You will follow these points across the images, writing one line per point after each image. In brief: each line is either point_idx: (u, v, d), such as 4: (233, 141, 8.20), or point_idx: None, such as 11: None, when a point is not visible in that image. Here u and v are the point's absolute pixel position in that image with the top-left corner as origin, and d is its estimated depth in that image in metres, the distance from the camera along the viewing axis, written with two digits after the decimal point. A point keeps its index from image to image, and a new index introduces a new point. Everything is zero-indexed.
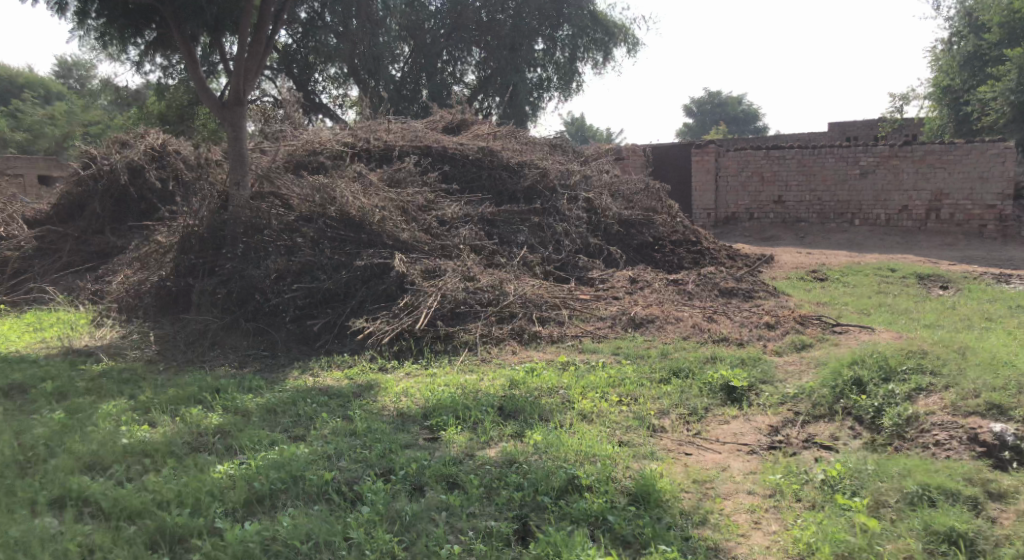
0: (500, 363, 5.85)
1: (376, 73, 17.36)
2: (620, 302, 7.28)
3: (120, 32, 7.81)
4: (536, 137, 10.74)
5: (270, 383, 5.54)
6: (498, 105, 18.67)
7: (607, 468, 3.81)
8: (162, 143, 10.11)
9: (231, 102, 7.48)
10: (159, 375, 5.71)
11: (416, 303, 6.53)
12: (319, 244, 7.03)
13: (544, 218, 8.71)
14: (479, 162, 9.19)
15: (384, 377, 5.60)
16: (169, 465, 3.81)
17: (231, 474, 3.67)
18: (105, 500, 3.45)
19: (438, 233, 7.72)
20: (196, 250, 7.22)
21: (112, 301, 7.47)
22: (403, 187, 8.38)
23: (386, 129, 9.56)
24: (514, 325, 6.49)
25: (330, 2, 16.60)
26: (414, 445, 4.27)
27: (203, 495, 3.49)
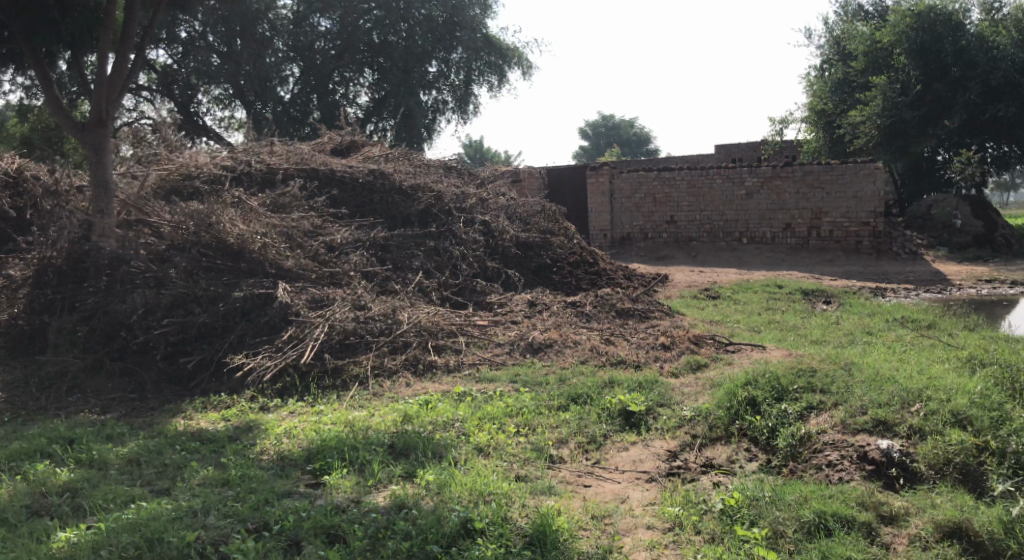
0: (392, 397, 5.56)
1: (263, 95, 16.77)
2: (518, 327, 7.13)
3: None
4: (430, 159, 10.53)
5: (135, 430, 5.04)
6: (393, 128, 18.36)
7: (502, 510, 3.60)
8: (17, 168, 9.34)
9: (92, 124, 6.99)
10: (4, 428, 5.11)
11: (301, 336, 6.17)
12: (194, 275, 6.56)
13: (439, 242, 8.49)
14: (371, 186, 8.89)
15: (265, 417, 5.20)
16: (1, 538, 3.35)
17: (76, 542, 3.25)
18: None
19: (327, 260, 7.36)
20: (54, 285, 6.63)
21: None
22: (289, 212, 7.98)
23: (270, 152, 9.13)
24: (407, 356, 6.21)
25: (212, 21, 16.06)
26: (294, 493, 3.93)
27: None
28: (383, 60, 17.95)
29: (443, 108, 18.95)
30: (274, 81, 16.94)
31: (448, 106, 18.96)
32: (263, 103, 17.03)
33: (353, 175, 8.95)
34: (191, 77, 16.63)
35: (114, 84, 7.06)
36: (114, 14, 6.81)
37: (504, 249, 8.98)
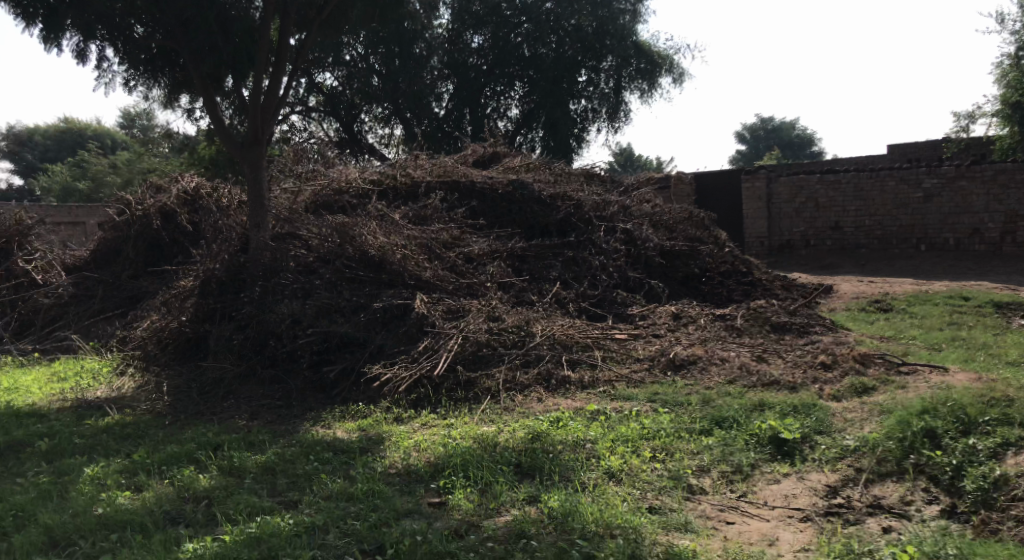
0: (524, 413, 5.35)
1: (417, 110, 17.39)
2: (660, 341, 6.71)
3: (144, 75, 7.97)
4: (572, 167, 10.33)
5: (276, 437, 5.17)
6: (542, 138, 18.27)
7: (629, 548, 3.31)
8: (195, 186, 10.26)
9: (250, 142, 7.48)
10: (164, 430, 5.42)
11: (436, 347, 6.14)
12: (337, 286, 6.74)
13: (579, 252, 8.25)
14: (510, 196, 8.81)
15: (397, 429, 5.17)
16: (136, 543, 3.45)
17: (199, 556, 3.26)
18: None
19: (464, 271, 7.34)
20: (216, 295, 7.05)
21: (133, 348, 7.33)
22: (429, 224, 8.06)
23: (414, 165, 9.33)
24: (541, 369, 6.00)
25: (373, 43, 16.79)
26: (415, 513, 3.81)
27: None
28: (533, 71, 17.89)
29: (593, 118, 18.61)
30: (427, 97, 17.59)
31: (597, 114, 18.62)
32: (419, 119, 17.68)
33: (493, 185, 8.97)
34: (353, 96, 17.48)
35: (269, 105, 7.49)
36: (267, 34, 7.28)
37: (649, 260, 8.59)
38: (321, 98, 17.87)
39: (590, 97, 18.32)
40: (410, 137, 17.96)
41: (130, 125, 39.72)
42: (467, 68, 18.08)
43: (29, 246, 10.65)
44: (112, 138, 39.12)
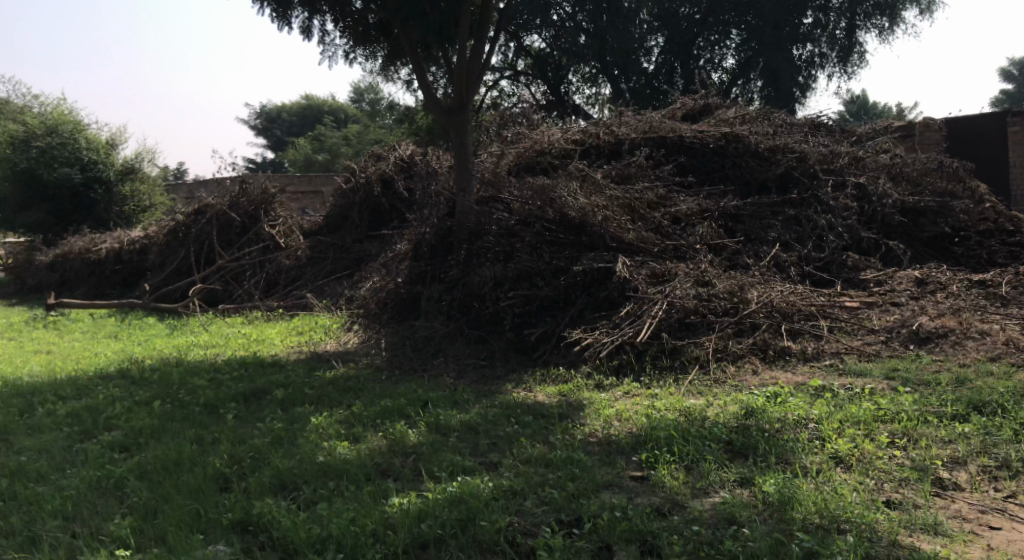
0: (736, 386, 4.95)
1: (625, 68, 16.83)
2: (901, 310, 5.90)
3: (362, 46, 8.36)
4: (796, 117, 9.42)
5: (481, 397, 5.23)
6: (761, 88, 17.06)
7: (860, 545, 2.90)
8: (411, 153, 10.81)
9: (456, 107, 7.60)
10: (381, 384, 5.71)
11: (639, 312, 5.88)
12: (538, 250, 6.66)
13: (801, 210, 7.50)
14: (723, 150, 8.21)
15: (599, 397, 5.00)
16: (351, 493, 3.54)
17: (404, 507, 3.27)
18: (278, 530, 3.06)
19: (671, 233, 6.95)
20: (427, 257, 7.37)
21: (359, 306, 7.87)
22: (634, 183, 7.74)
23: (620, 121, 8.97)
24: (756, 339, 5.52)
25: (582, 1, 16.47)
26: (615, 486, 3.64)
27: (364, 534, 3.04)
28: (751, 17, 16.63)
29: (820, 63, 17.05)
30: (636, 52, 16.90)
31: (825, 58, 17.04)
32: (626, 76, 17.06)
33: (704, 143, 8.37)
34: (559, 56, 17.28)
35: (472, 70, 7.58)
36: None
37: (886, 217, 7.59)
38: (530, 61, 18.01)
39: (818, 40, 16.75)
40: (617, 94, 17.60)
41: (362, 100, 42.97)
42: (679, 19, 17.05)
43: (274, 212, 11.82)
44: (346, 111, 42.53)
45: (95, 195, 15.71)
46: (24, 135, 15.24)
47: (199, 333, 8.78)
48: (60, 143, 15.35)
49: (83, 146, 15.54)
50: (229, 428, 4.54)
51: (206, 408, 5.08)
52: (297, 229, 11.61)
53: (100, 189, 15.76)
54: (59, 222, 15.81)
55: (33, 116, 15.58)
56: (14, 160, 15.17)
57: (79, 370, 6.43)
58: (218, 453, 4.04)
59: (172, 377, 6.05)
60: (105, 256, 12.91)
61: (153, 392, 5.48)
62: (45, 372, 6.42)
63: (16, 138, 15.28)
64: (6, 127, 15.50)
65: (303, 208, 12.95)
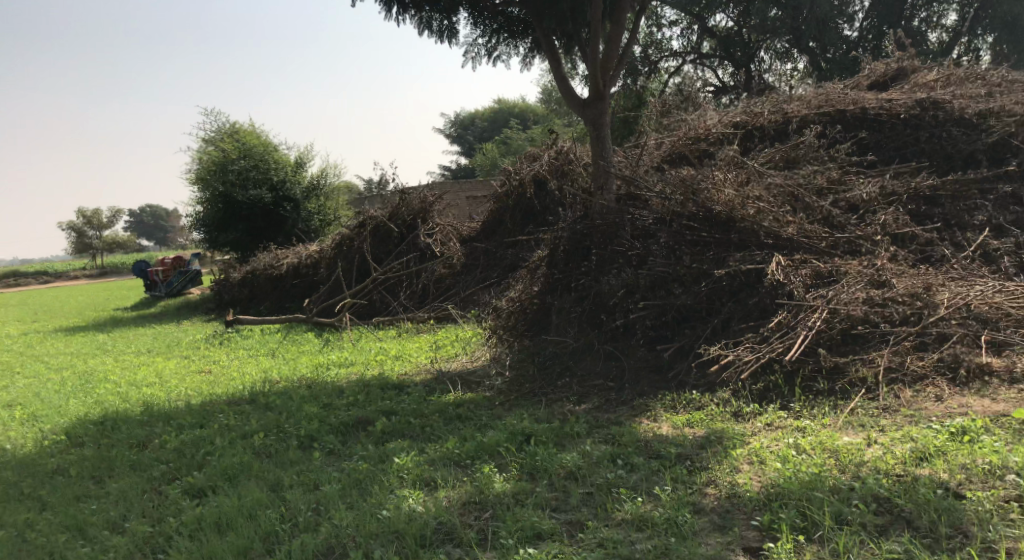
0: (911, 416, 4.24)
1: (821, 38, 16.30)
2: None
3: (502, 37, 8.52)
4: (1007, 85, 8.45)
5: (593, 431, 4.72)
6: (994, 43, 16.01)
7: (994, 513, 3.13)
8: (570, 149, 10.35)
9: (592, 98, 7.40)
10: (493, 412, 5.34)
11: (793, 323, 5.24)
12: (677, 251, 6.26)
13: (1022, 210, 6.75)
14: (917, 120, 7.72)
15: (733, 429, 4.45)
16: None
17: None
18: None
19: (841, 222, 6.43)
20: (562, 266, 7.25)
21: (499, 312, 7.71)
22: (799, 168, 7.41)
23: (788, 101, 8.71)
24: (944, 355, 4.71)
25: None
26: (718, 527, 3.30)
27: None
28: None
29: None
30: (832, 21, 16.40)
31: None
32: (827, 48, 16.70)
33: (884, 126, 7.88)
34: (748, 35, 17.49)
35: (610, 59, 7.39)
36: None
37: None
38: (718, 43, 18.30)
39: None
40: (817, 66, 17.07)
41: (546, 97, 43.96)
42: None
43: (431, 221, 11.98)
44: (536, 113, 43.77)
45: (285, 214, 16.91)
46: (221, 160, 16.60)
47: (345, 350, 9.03)
48: (254, 167, 16.67)
49: (273, 167, 16.83)
50: (317, 469, 4.25)
51: (303, 443, 4.85)
52: (454, 236, 11.83)
53: (290, 208, 16.98)
54: (254, 239, 17.21)
55: (229, 142, 16.99)
56: (212, 184, 16.54)
57: (214, 395, 6.61)
58: (278, 504, 3.76)
59: (294, 402, 6.04)
60: (287, 272, 13.81)
61: (267, 421, 5.44)
62: (184, 397, 6.60)
63: (215, 166, 16.70)
64: (206, 154, 16.98)
65: (469, 212, 13.19)
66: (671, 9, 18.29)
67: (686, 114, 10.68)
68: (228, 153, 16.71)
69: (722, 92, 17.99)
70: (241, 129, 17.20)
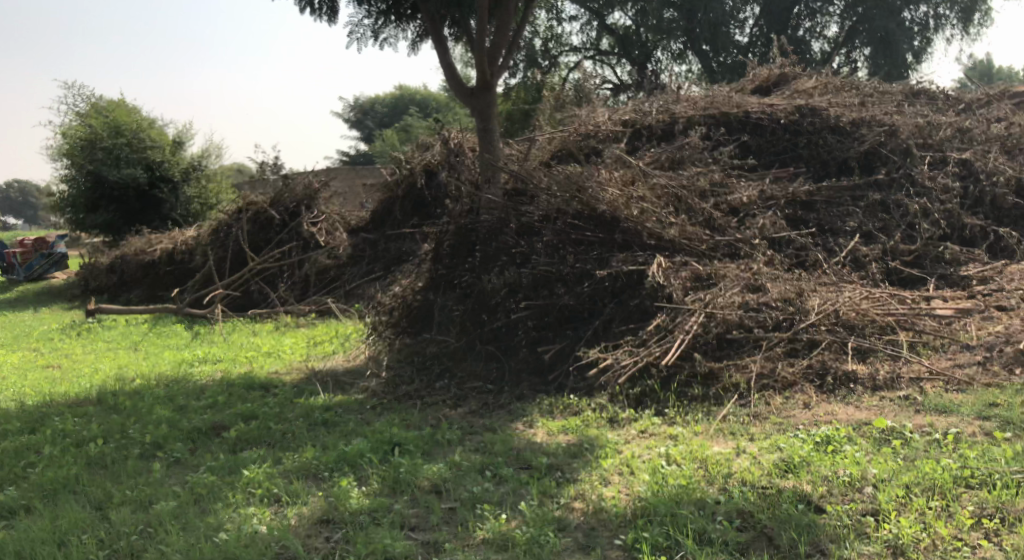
0: (780, 424, 4.25)
1: (713, 41, 16.70)
2: (965, 322, 5.23)
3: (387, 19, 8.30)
4: (878, 96, 8.87)
5: (465, 438, 4.49)
6: (869, 57, 16.81)
7: (855, 528, 3.10)
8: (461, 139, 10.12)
9: (479, 89, 7.31)
10: (362, 417, 5.02)
11: (672, 327, 5.21)
12: (560, 249, 6.14)
13: (888, 218, 7.01)
14: (796, 127, 7.94)
15: (607, 436, 4.34)
16: None
17: None
18: None
19: (722, 225, 6.48)
20: (446, 261, 7.00)
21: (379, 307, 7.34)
22: (684, 169, 7.45)
23: (676, 101, 8.80)
24: (814, 362, 4.79)
25: None
26: (580, 548, 3.14)
27: None
28: None
29: (936, 25, 16.49)
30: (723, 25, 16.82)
31: (938, 22, 16.52)
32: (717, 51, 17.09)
33: (765, 131, 8.05)
34: (644, 35, 17.74)
35: (497, 49, 7.29)
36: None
37: (984, 230, 7.01)
38: (616, 41, 18.67)
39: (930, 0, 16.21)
40: (709, 69, 17.47)
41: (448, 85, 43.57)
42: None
43: (317, 209, 11.44)
44: (437, 102, 43.30)
45: (161, 196, 15.87)
46: (89, 136, 15.40)
47: (215, 344, 8.45)
48: (126, 145, 15.46)
49: (148, 146, 15.65)
50: (156, 481, 3.83)
51: (147, 449, 4.38)
52: (341, 225, 11.36)
53: (167, 190, 15.93)
54: (128, 222, 16.01)
55: (97, 115, 15.70)
56: (79, 161, 15.33)
57: (55, 394, 5.99)
58: (100, 525, 3.35)
59: (145, 403, 5.52)
60: (160, 258, 12.93)
61: (109, 425, 4.92)
62: (20, 397, 5.95)
63: (81, 142, 15.41)
64: (71, 128, 15.63)
65: (359, 201, 12.74)
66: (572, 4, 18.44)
67: (579, 109, 10.63)
68: (96, 128, 15.43)
69: (618, 90, 18.14)
70: (111, 102, 15.93)
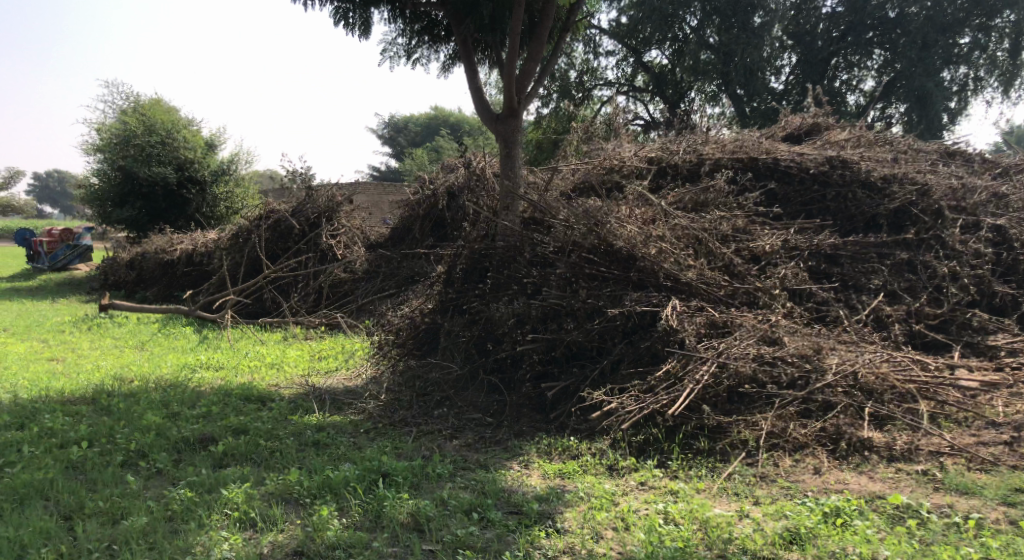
0: (787, 489, 4.04)
1: (748, 86, 16.55)
2: (990, 396, 4.99)
3: (422, 39, 8.30)
4: (912, 153, 8.69)
5: (456, 473, 4.31)
6: (904, 114, 16.45)
7: None
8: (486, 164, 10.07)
9: (505, 115, 7.27)
10: (354, 441, 4.86)
11: (682, 374, 5.02)
12: (574, 283, 6.00)
13: (916, 278, 6.79)
14: (826, 177, 7.78)
15: (605, 485, 4.16)
16: None
17: None
18: None
19: (742, 272, 6.31)
20: (458, 285, 6.88)
21: (387, 326, 7.20)
22: (707, 211, 7.30)
23: (706, 142, 8.67)
24: (828, 425, 4.57)
25: (711, 12, 16.62)
26: None
27: None
28: (899, 36, 16.15)
29: (978, 86, 16.24)
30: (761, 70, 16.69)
31: (979, 83, 16.28)
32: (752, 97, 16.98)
33: (794, 179, 7.89)
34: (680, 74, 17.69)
35: (526, 77, 7.27)
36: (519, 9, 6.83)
37: (1015, 299, 6.75)
38: (651, 78, 18.67)
39: (973, 60, 15.98)
40: (742, 113, 17.31)
41: None
42: (813, 36, 16.99)
43: (337, 221, 11.41)
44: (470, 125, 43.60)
45: (189, 195, 16.00)
46: (123, 132, 15.58)
47: (221, 350, 8.37)
48: (159, 143, 15.59)
49: (180, 146, 15.77)
50: (132, 492, 3.71)
51: (131, 457, 4.26)
52: (360, 240, 11.32)
53: (194, 190, 16.02)
54: (153, 219, 16.06)
55: (131, 112, 15.86)
56: (111, 156, 15.51)
57: (53, 389, 5.92)
58: (68, 541, 3.25)
59: (139, 405, 5.42)
60: (179, 257, 12.96)
61: (96, 426, 4.80)
62: (16, 389, 5.87)
63: (115, 137, 15.57)
64: (105, 123, 15.79)
65: (381, 217, 12.72)
66: (610, 39, 18.49)
67: (606, 143, 10.55)
68: (131, 124, 15.58)
69: (649, 127, 18.07)
70: (146, 100, 16.10)
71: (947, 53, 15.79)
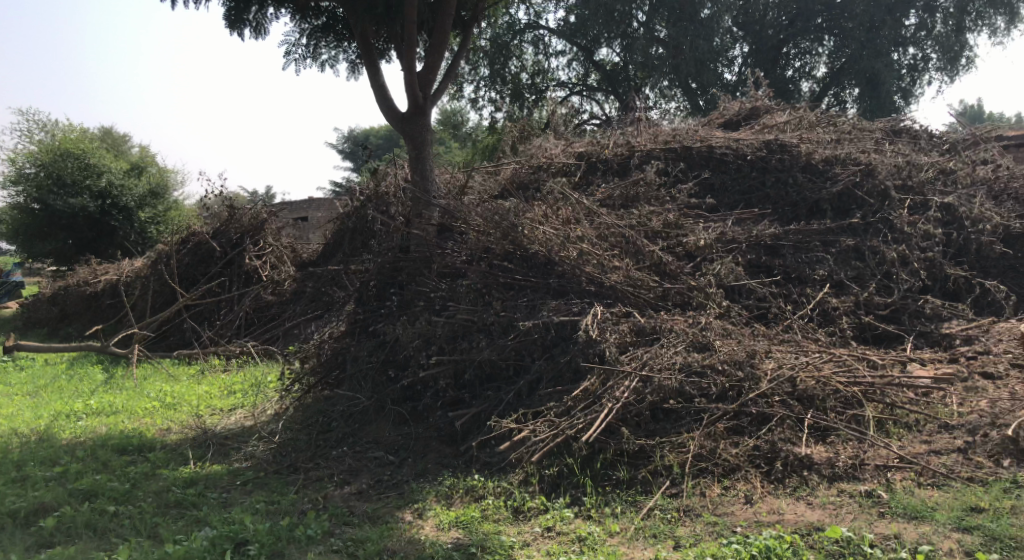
0: (712, 525, 3.47)
1: (700, 77, 16.09)
2: (941, 395, 4.45)
3: (325, 37, 7.68)
4: (855, 133, 8.21)
5: (333, 533, 3.67)
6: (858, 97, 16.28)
7: None
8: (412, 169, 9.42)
9: (411, 113, 6.68)
10: (225, 498, 4.19)
11: (599, 392, 4.42)
12: (487, 295, 5.42)
13: (863, 265, 6.27)
14: (765, 163, 7.25)
15: (504, 535, 3.54)
16: None
17: None
18: None
19: (674, 271, 5.75)
20: (367, 305, 6.21)
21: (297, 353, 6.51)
22: (638, 207, 6.75)
23: (640, 132, 8.10)
24: (762, 442, 4.02)
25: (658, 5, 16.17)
26: None
27: None
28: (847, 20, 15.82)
29: (926, 66, 16.03)
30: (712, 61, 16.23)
31: (928, 62, 16.06)
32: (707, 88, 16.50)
33: (731, 167, 7.36)
34: (632, 70, 17.16)
35: (431, 72, 6.67)
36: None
37: (970, 282, 6.28)
38: (602, 76, 18.18)
39: (920, 41, 15.76)
40: (697, 107, 16.70)
41: None
42: (762, 25, 16.30)
43: (262, 241, 10.71)
44: None
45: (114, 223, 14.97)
46: (39, 159, 14.64)
47: (122, 391, 7.62)
48: (78, 169, 14.67)
49: (101, 170, 14.84)
50: None
51: None
52: (288, 259, 10.63)
53: (120, 217, 15.11)
54: (79, 249, 15.11)
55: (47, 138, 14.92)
56: (27, 185, 14.55)
57: None
58: None
59: None
60: (100, 289, 12.12)
61: None
62: None
63: (31, 164, 14.63)
64: (19, 150, 14.82)
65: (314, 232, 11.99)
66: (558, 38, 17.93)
67: (540, 141, 9.95)
68: (46, 151, 14.64)
69: (602, 125, 17.56)
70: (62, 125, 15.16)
71: (895, 35, 15.52)
